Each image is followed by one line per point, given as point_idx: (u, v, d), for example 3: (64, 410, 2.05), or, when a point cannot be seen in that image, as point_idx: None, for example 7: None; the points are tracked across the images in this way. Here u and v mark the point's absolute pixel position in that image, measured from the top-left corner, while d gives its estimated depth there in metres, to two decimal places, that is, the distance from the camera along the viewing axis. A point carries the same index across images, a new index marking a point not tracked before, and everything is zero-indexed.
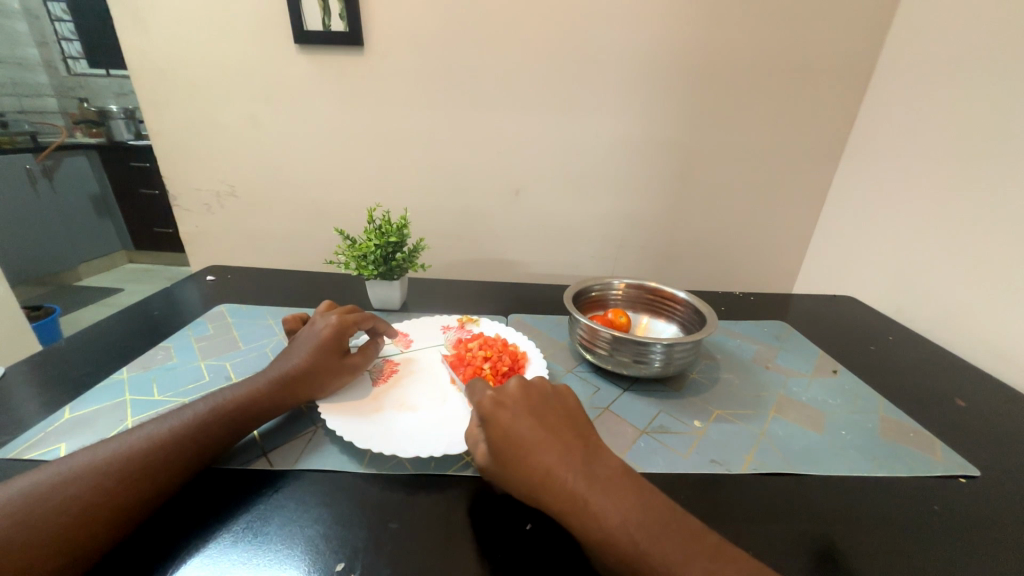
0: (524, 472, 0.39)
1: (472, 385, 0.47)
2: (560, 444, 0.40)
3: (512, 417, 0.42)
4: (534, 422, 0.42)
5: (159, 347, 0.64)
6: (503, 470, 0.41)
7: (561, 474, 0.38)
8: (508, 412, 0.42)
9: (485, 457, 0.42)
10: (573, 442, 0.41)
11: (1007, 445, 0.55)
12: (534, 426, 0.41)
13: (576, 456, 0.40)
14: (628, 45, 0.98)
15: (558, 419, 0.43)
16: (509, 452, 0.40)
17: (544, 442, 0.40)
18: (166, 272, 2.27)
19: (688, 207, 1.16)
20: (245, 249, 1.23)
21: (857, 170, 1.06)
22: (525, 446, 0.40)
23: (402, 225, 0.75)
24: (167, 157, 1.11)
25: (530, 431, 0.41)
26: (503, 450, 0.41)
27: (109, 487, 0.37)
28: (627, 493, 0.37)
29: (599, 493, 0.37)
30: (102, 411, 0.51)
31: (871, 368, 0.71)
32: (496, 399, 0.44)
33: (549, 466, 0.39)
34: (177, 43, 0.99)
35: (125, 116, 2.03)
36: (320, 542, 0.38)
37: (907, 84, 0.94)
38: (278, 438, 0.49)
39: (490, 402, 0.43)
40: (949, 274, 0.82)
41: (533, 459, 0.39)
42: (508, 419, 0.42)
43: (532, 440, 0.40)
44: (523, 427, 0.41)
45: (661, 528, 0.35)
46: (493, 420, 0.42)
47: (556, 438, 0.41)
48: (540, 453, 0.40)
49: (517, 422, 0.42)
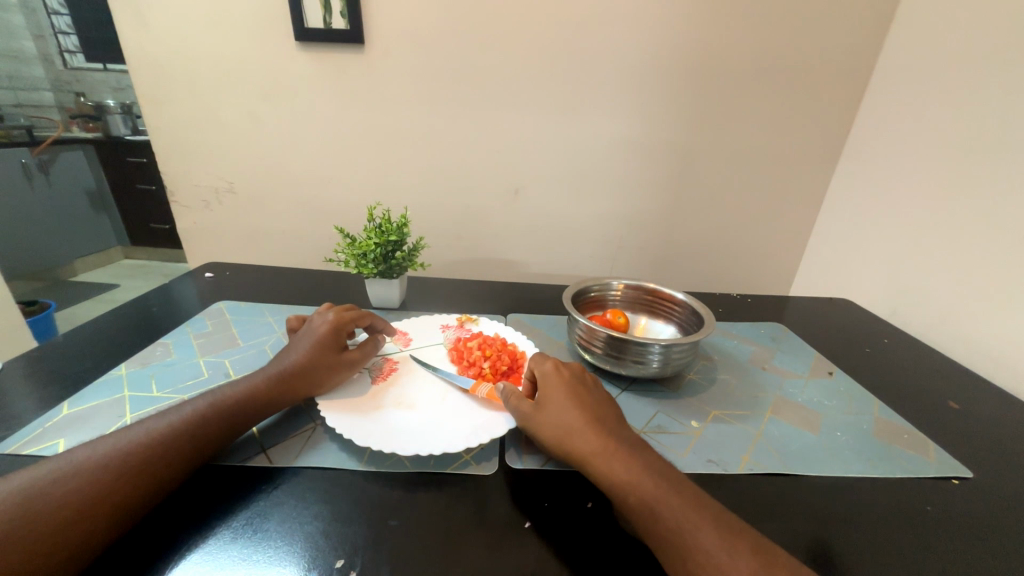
0: (561, 421, 0.45)
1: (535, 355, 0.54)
2: (597, 412, 0.46)
3: (564, 381, 0.48)
4: (575, 392, 0.47)
5: (157, 344, 0.64)
6: (542, 416, 0.46)
7: (587, 433, 0.43)
8: (562, 376, 0.49)
9: (528, 405, 0.48)
10: (608, 416, 0.46)
11: (999, 448, 0.56)
12: (579, 392, 0.47)
13: (609, 425, 0.45)
14: (630, 46, 0.98)
15: (599, 397, 0.48)
16: (553, 403, 0.47)
17: (585, 407, 0.46)
18: (161, 268, 2.25)
19: (687, 208, 1.16)
20: (244, 245, 1.23)
21: (854, 173, 1.07)
22: (562, 404, 0.46)
23: (402, 224, 0.75)
24: (163, 152, 1.11)
25: (576, 394, 0.47)
26: (547, 402, 0.47)
27: (109, 483, 0.37)
28: (645, 461, 0.41)
29: (622, 454, 0.42)
30: (101, 407, 0.51)
31: (868, 369, 0.71)
32: (555, 364, 0.51)
33: (579, 425, 0.44)
34: (177, 38, 0.99)
35: (122, 112, 2.02)
36: (320, 538, 0.38)
37: (905, 88, 0.95)
38: (277, 435, 0.49)
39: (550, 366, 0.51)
40: (943, 277, 0.82)
41: (571, 415, 0.45)
42: (560, 381, 0.48)
43: (568, 402, 0.46)
44: (565, 390, 0.47)
45: (669, 490, 0.39)
46: (548, 378, 0.49)
47: (595, 408, 0.46)
48: (577, 411, 0.45)
49: (568, 385, 0.48)
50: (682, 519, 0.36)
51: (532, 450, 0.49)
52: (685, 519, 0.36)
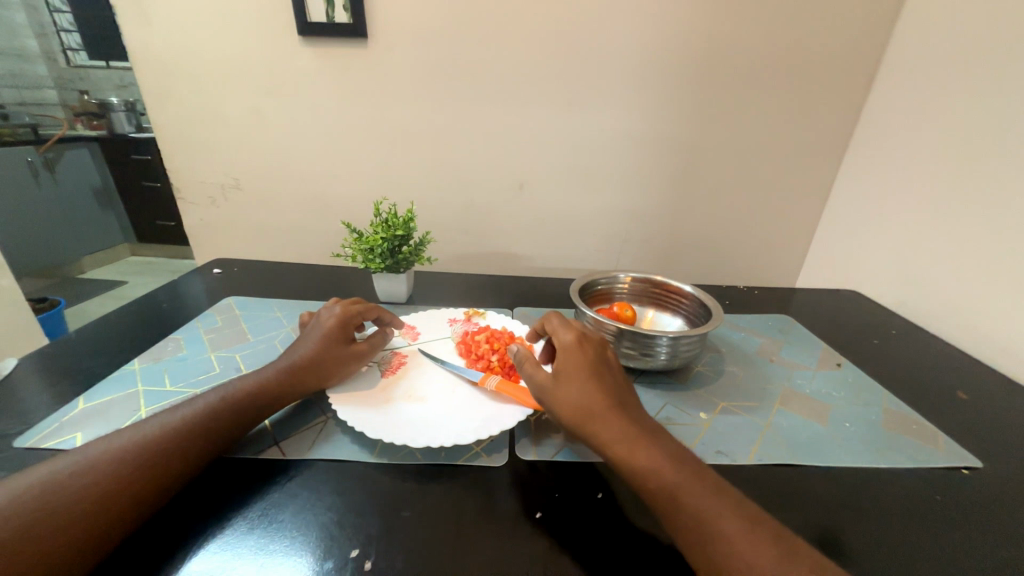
0: (580, 399, 0.44)
1: (554, 320, 0.53)
2: (616, 394, 0.45)
3: (585, 357, 0.47)
4: (595, 370, 0.47)
5: (168, 339, 0.65)
6: (560, 393, 0.46)
7: (607, 416, 0.43)
8: (582, 352, 0.48)
9: (546, 380, 0.47)
10: (627, 399, 0.46)
11: (1008, 438, 0.55)
12: (599, 371, 0.47)
13: (629, 408, 0.44)
14: (633, 36, 0.97)
15: (618, 377, 0.48)
16: (572, 379, 0.46)
17: (606, 386, 0.45)
18: (167, 265, 2.27)
19: (692, 200, 1.16)
20: (250, 241, 1.24)
21: (862, 163, 1.06)
22: (582, 383, 0.45)
23: (408, 218, 0.75)
24: (168, 149, 1.11)
25: (596, 373, 0.46)
26: (566, 378, 0.46)
27: (126, 475, 0.38)
28: (665, 447, 0.41)
29: (643, 439, 0.41)
30: (115, 402, 0.52)
31: (875, 361, 0.71)
32: (576, 338, 0.50)
33: (599, 406, 0.44)
34: (179, 35, 0.99)
35: (125, 108, 2.04)
36: (333, 529, 0.38)
37: (913, 76, 0.93)
38: (288, 428, 0.49)
39: (571, 339, 0.49)
40: (951, 267, 0.82)
41: (592, 394, 0.44)
42: (581, 356, 0.48)
43: (587, 380, 0.45)
44: (585, 367, 0.47)
45: (692, 479, 0.38)
46: (568, 352, 0.48)
47: (615, 389, 0.46)
48: (598, 391, 0.45)
49: (589, 362, 0.47)
50: (705, 508, 0.36)
51: (540, 442, 0.50)
52: (708, 508, 0.36)
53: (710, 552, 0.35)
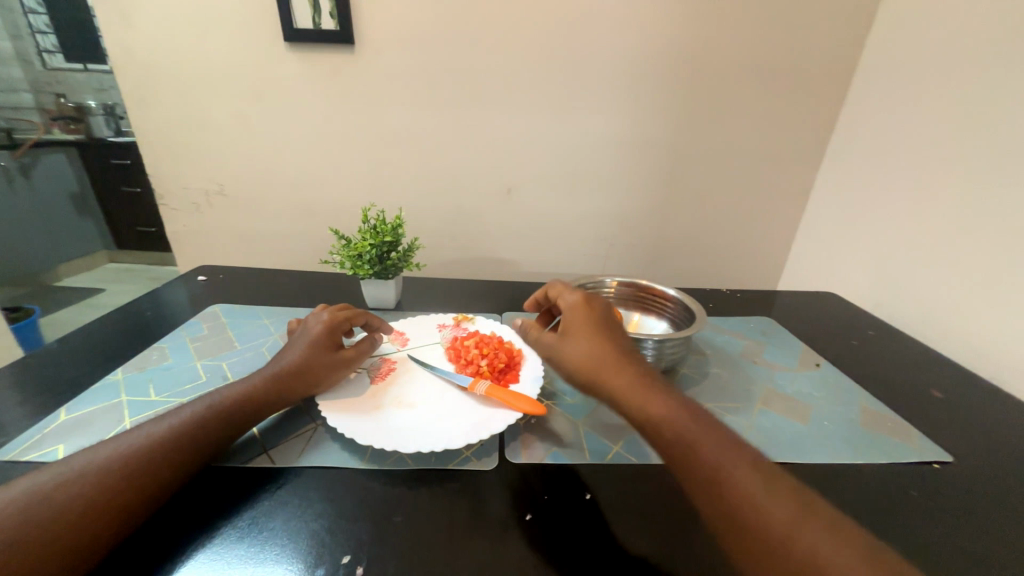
0: (582, 350, 0.49)
1: (558, 291, 0.59)
2: (618, 344, 0.49)
3: (586, 316, 0.52)
4: (597, 326, 0.51)
5: (152, 348, 0.64)
6: (565, 348, 0.51)
7: (607, 362, 0.47)
8: (584, 312, 0.53)
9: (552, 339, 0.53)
10: (629, 349, 0.49)
11: (978, 433, 0.58)
12: (602, 327, 0.51)
13: (630, 356, 0.48)
14: (618, 45, 1.00)
15: (621, 332, 0.52)
16: (575, 334, 0.51)
17: (607, 338, 0.50)
18: (147, 272, 2.21)
19: (677, 205, 1.18)
20: (235, 248, 1.22)
21: (838, 169, 1.09)
22: (585, 337, 0.50)
23: (397, 225, 0.76)
24: (151, 155, 1.10)
25: (598, 328, 0.51)
26: (569, 334, 0.51)
27: (112, 485, 0.37)
28: (665, 388, 0.44)
29: (642, 381, 0.45)
30: (99, 413, 0.51)
31: (853, 361, 0.74)
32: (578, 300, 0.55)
33: (600, 354, 0.48)
34: (163, 40, 0.98)
35: (104, 112, 1.96)
36: (325, 536, 0.38)
37: (886, 87, 0.97)
38: (277, 436, 0.49)
39: (574, 302, 0.55)
40: (923, 270, 0.85)
41: (593, 345, 0.49)
42: (583, 315, 0.53)
43: (589, 335, 0.50)
44: (588, 324, 0.51)
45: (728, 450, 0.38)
46: (571, 313, 0.54)
47: (617, 341, 0.50)
48: (600, 343, 0.49)
49: (592, 319, 0.52)
50: (744, 478, 0.36)
51: (531, 445, 0.50)
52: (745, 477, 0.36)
53: (748, 521, 0.34)
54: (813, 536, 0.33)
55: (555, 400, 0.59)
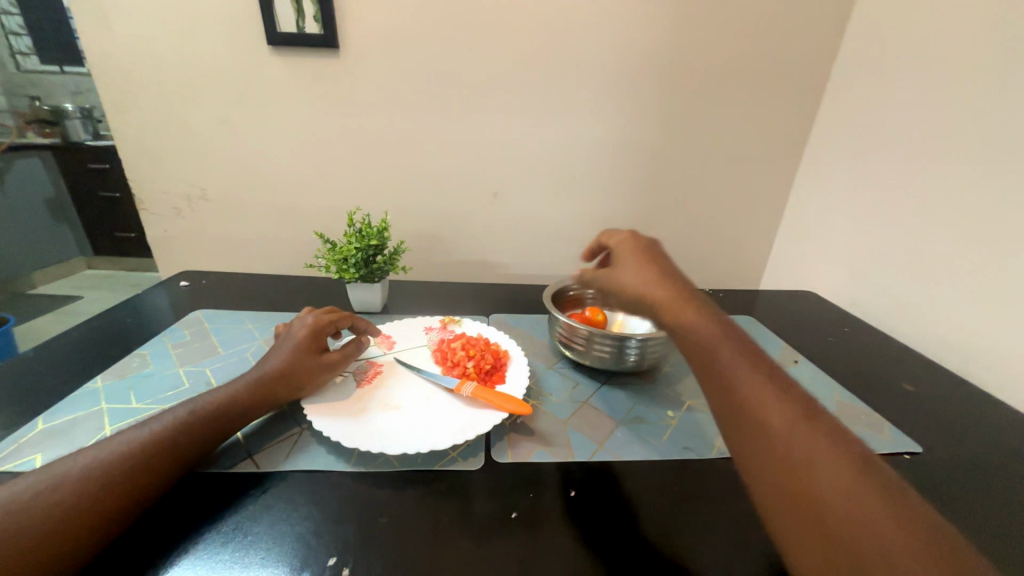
0: (624, 278, 0.52)
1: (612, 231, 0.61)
2: (661, 272, 0.51)
3: (632, 251, 0.55)
4: (641, 257, 0.54)
5: (133, 355, 0.63)
6: (610, 277, 0.54)
7: (649, 286, 0.49)
8: (632, 247, 0.56)
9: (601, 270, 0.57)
10: (674, 277, 0.51)
11: (946, 424, 0.60)
12: (647, 258, 0.54)
13: (672, 281, 0.50)
14: (599, 51, 1.02)
15: (668, 265, 0.53)
16: (621, 265, 0.54)
17: (650, 268, 0.52)
18: (128, 278, 2.16)
19: (661, 207, 1.20)
20: (218, 253, 1.21)
21: (815, 171, 1.13)
22: (629, 266, 0.53)
23: (382, 228, 0.76)
24: (130, 159, 1.08)
25: (643, 259, 0.53)
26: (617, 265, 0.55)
27: (93, 492, 0.37)
28: (701, 309, 0.46)
29: (678, 301, 0.47)
30: (79, 421, 0.50)
31: (830, 357, 0.76)
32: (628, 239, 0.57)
33: (641, 279, 0.51)
34: (142, 43, 0.97)
35: (81, 116, 1.93)
36: (310, 538, 0.38)
37: (857, 92, 1.00)
38: (262, 441, 0.49)
39: (625, 239, 0.57)
40: (895, 268, 0.88)
41: (635, 272, 0.52)
42: (631, 249, 0.55)
43: (634, 264, 0.53)
44: (634, 256, 0.54)
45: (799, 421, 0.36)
46: (621, 248, 0.57)
47: (662, 270, 0.52)
48: (641, 270, 0.52)
49: (639, 252, 0.55)
50: (800, 436, 0.34)
51: (516, 445, 0.51)
52: (804, 448, 0.34)
53: (792, 472, 0.33)
54: (866, 523, 0.30)
55: (541, 399, 0.59)
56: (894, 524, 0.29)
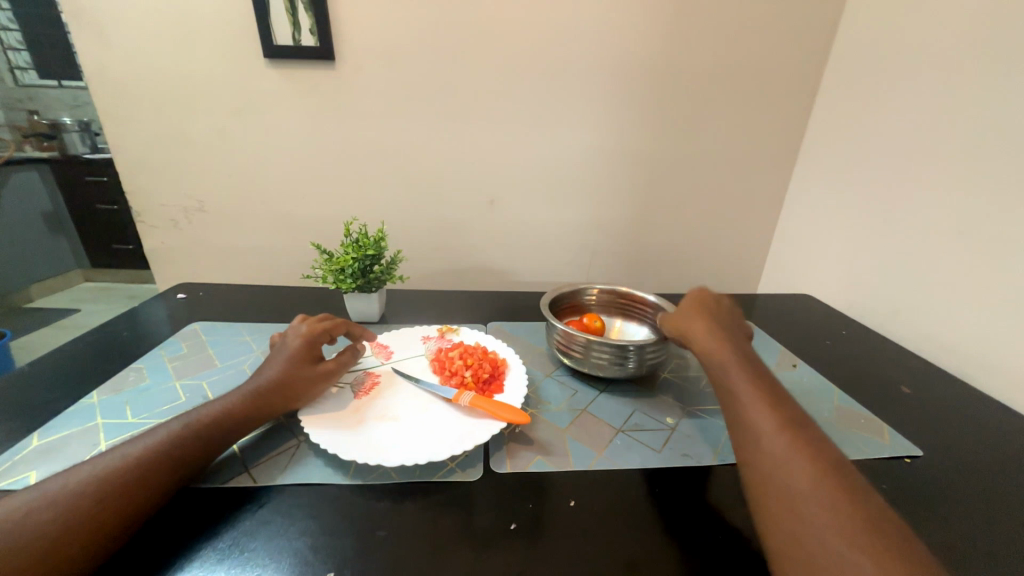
0: (678, 321, 0.57)
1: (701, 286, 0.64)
2: (711, 321, 0.55)
3: (695, 299, 0.60)
4: (699, 306, 0.58)
5: (130, 370, 0.63)
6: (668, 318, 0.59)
7: (698, 330, 0.54)
8: (696, 298, 0.60)
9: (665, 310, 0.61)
10: (724, 327, 0.55)
11: (945, 427, 0.60)
12: (706, 308, 0.58)
13: (720, 330, 0.54)
14: (593, 59, 1.03)
15: (721, 317, 0.57)
16: (681, 309, 0.59)
17: (701, 316, 0.56)
18: (127, 290, 2.17)
19: (657, 213, 1.21)
20: (215, 264, 1.21)
21: (809, 175, 1.13)
22: (686, 311, 0.58)
23: (379, 238, 0.76)
24: (127, 172, 1.08)
25: (702, 308, 0.58)
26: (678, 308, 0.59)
27: (88, 509, 0.36)
28: (738, 356, 0.50)
29: (716, 347, 0.51)
30: (74, 437, 0.49)
31: (828, 361, 0.76)
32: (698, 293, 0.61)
33: (691, 324, 0.55)
34: (139, 56, 0.98)
35: (79, 129, 1.91)
36: (307, 554, 0.38)
37: (849, 96, 1.01)
38: (258, 454, 0.49)
39: (695, 291, 0.62)
40: (891, 271, 0.88)
41: (688, 318, 0.57)
42: (693, 298, 0.60)
43: (691, 310, 0.58)
44: (694, 304, 0.59)
45: (808, 469, 0.38)
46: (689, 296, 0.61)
47: (712, 319, 0.56)
48: (693, 317, 0.56)
49: (699, 302, 0.59)
50: (797, 472, 0.38)
51: (515, 455, 0.51)
52: (790, 461, 0.39)
53: (784, 502, 0.37)
54: (826, 526, 0.34)
55: (539, 408, 0.59)
56: (852, 530, 0.33)
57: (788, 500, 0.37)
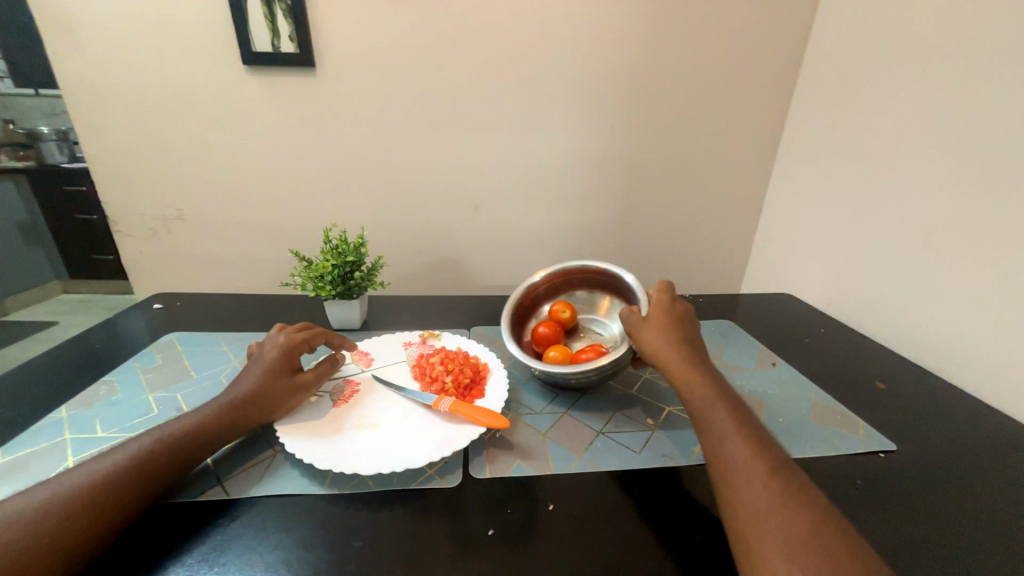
0: (647, 336, 0.56)
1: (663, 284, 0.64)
2: (682, 340, 0.55)
3: (663, 311, 0.59)
4: (668, 322, 0.58)
5: (101, 382, 0.61)
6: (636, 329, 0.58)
7: (670, 351, 0.54)
8: (663, 309, 0.59)
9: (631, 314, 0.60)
10: (694, 348, 0.55)
11: (917, 422, 0.61)
12: (673, 323, 0.58)
13: (691, 352, 0.54)
14: (574, 64, 1.04)
15: (688, 334, 0.57)
16: (649, 320, 0.58)
17: (672, 333, 0.56)
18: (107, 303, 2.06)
19: (641, 215, 1.22)
20: (196, 273, 1.19)
21: (787, 176, 1.15)
22: (655, 326, 0.57)
23: (359, 244, 0.75)
24: (104, 180, 1.06)
25: (670, 323, 0.57)
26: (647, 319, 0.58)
27: (50, 529, 0.35)
28: (711, 382, 0.51)
29: (691, 372, 0.52)
30: (40, 453, 0.48)
31: (806, 358, 0.77)
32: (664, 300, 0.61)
33: (663, 343, 0.55)
34: (116, 64, 0.96)
35: (58, 138, 1.74)
36: (280, 567, 0.37)
37: (823, 99, 1.03)
38: (233, 466, 0.48)
39: (662, 299, 0.61)
40: (867, 269, 0.90)
41: (659, 334, 0.56)
42: (660, 309, 0.59)
43: (660, 325, 0.57)
44: (663, 318, 0.58)
45: (786, 501, 0.39)
46: (655, 305, 0.60)
47: (682, 338, 0.56)
48: (665, 334, 0.56)
49: (666, 315, 0.59)
50: (776, 503, 0.39)
51: (495, 459, 0.50)
52: (767, 494, 0.40)
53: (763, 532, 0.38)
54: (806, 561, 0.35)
55: (520, 412, 0.59)
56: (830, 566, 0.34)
57: (772, 544, 0.36)
